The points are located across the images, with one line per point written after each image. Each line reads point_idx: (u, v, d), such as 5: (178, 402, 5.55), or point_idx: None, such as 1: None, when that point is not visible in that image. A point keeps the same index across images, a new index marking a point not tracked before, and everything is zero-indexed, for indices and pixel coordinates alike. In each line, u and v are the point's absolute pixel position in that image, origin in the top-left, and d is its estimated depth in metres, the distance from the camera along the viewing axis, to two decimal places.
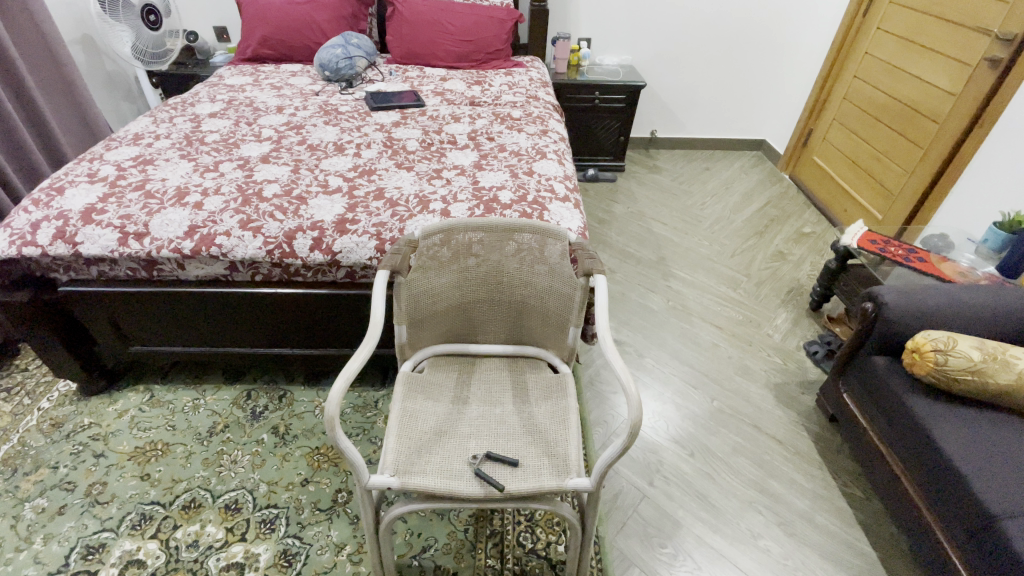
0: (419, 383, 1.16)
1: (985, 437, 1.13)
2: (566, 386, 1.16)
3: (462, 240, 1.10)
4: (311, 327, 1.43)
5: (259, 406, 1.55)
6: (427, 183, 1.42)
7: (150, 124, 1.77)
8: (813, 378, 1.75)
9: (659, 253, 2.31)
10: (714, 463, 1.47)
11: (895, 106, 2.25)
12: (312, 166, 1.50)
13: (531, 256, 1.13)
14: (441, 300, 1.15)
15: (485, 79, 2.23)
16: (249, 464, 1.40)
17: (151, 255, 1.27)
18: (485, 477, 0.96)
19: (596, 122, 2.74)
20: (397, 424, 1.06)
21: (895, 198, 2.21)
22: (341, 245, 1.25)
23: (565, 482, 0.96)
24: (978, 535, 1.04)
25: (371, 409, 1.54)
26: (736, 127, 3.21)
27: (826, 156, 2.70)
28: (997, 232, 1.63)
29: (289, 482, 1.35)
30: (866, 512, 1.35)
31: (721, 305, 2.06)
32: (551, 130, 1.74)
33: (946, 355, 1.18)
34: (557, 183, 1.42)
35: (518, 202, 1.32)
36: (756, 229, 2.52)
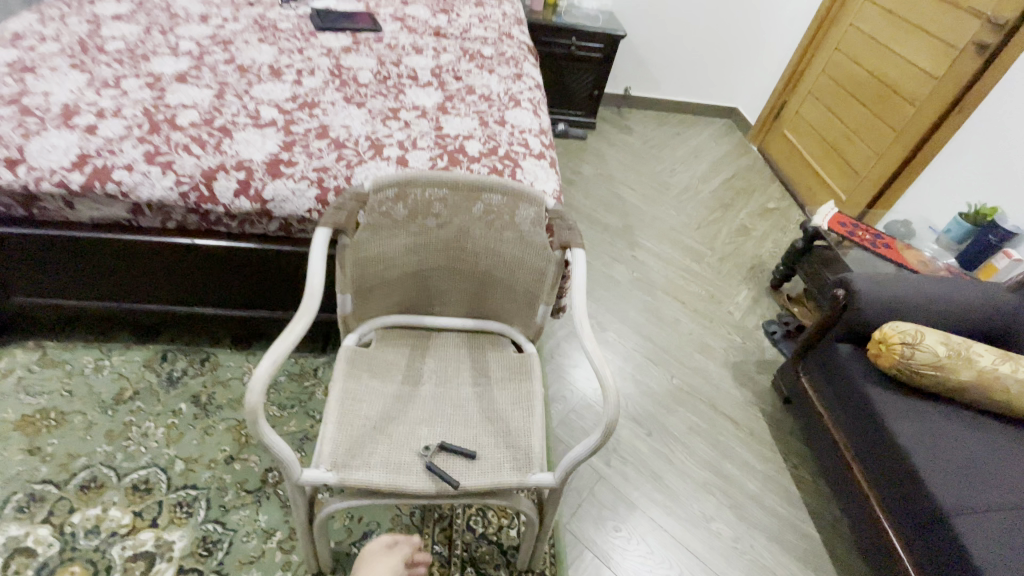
0: (364, 359, 1.01)
1: (939, 432, 1.15)
2: (531, 367, 1.06)
3: (421, 197, 0.95)
4: (238, 286, 1.24)
5: (177, 371, 1.36)
6: (380, 124, 1.21)
7: (32, 20, 1.42)
8: (770, 358, 1.75)
9: (626, 221, 2.21)
10: (671, 443, 1.44)
11: (873, 84, 2.20)
12: (241, 92, 1.25)
13: (499, 221, 0.99)
14: (393, 267, 1.00)
15: (452, 8, 1.97)
16: (164, 439, 1.22)
17: (29, 189, 1.02)
18: (438, 474, 0.85)
19: (570, 72, 2.54)
20: (336, 407, 0.92)
21: (861, 180, 2.21)
22: (273, 193, 1.05)
23: (527, 477, 0.87)
24: (925, 529, 1.06)
25: (309, 378, 1.38)
26: (710, 92, 3.10)
27: (797, 131, 2.65)
28: (962, 224, 1.65)
29: (211, 460, 1.20)
30: (812, 494, 1.38)
31: (685, 278, 2.00)
32: (525, 74, 1.55)
33: (914, 349, 1.17)
34: (531, 136, 1.26)
35: (487, 155, 1.15)
36: (723, 201, 2.46)
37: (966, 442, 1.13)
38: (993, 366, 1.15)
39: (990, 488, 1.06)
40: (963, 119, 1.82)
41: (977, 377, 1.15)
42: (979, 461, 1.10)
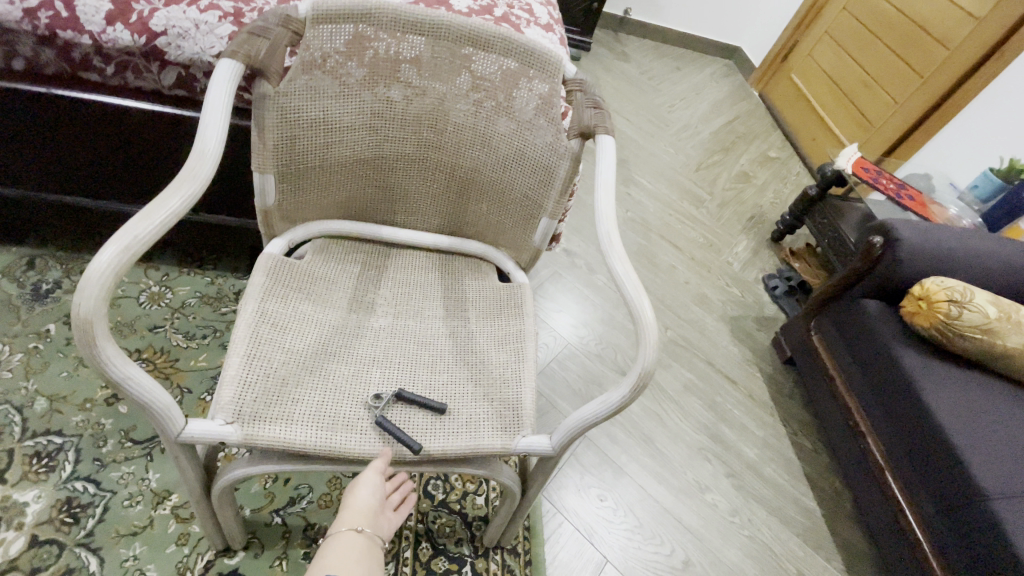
0: (295, 274, 0.73)
1: (977, 404, 1.00)
2: (522, 300, 0.81)
3: (382, 45, 0.66)
4: (129, 167, 0.92)
5: (48, 282, 1.03)
6: None
7: None
8: (769, 315, 1.58)
9: (621, 154, 1.95)
10: (664, 403, 1.25)
11: (902, 24, 1.98)
12: None
13: (491, 97, 0.71)
14: (339, 147, 0.71)
15: None
16: (22, 369, 0.91)
17: None
18: (389, 431, 0.60)
19: None
20: (248, 336, 0.64)
21: (874, 131, 2.03)
22: (163, 20, 0.75)
23: (513, 443, 0.65)
24: (956, 511, 0.92)
25: (229, 303, 1.09)
26: (715, 26, 2.80)
27: (806, 75, 2.42)
28: (992, 179, 1.52)
29: (87, 399, 0.90)
30: (812, 464, 1.24)
31: (682, 223, 1.78)
32: None
33: (962, 308, 1.00)
34: (536, 5, 0.97)
35: (480, 14, 0.86)
36: (723, 145, 2.23)
37: (1006, 417, 0.99)
38: None
39: None
40: (1002, 66, 1.66)
41: None
42: (1021, 438, 0.96)
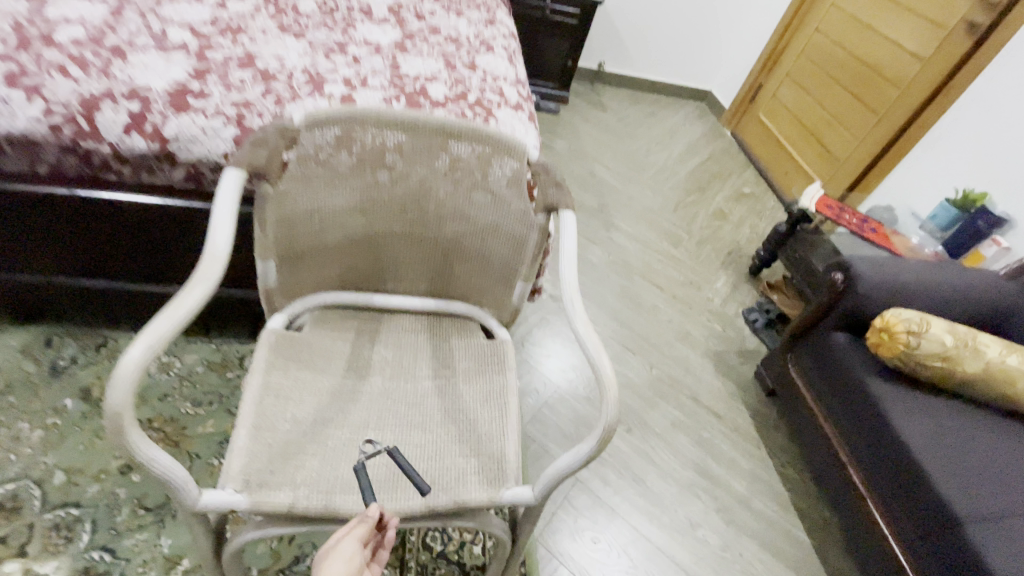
0: (294, 347, 0.80)
1: (945, 429, 1.06)
2: (505, 358, 0.88)
3: (368, 143, 0.75)
4: (140, 253, 1.00)
5: (65, 359, 1.09)
6: (322, 58, 0.99)
7: None
8: (751, 348, 1.65)
9: (601, 200, 2.06)
10: (653, 441, 1.30)
11: (855, 67, 2.13)
12: (143, 10, 0.99)
13: (468, 182, 0.80)
14: (333, 231, 0.79)
15: None
16: (41, 444, 0.97)
17: None
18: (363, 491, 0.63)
19: (544, 38, 2.35)
20: (253, 409, 0.71)
21: (839, 165, 2.14)
22: (175, 130, 0.82)
23: (499, 494, 0.70)
24: (934, 535, 0.97)
25: (233, 369, 1.15)
26: (685, 73, 2.98)
27: (773, 115, 2.57)
28: (949, 209, 1.60)
29: (102, 470, 0.96)
30: (800, 495, 1.28)
31: (663, 262, 1.87)
32: (497, 20, 1.35)
33: (919, 339, 1.07)
34: (506, 85, 1.08)
35: (455, 100, 0.96)
36: (699, 184, 2.35)
37: (970, 440, 1.05)
38: (1001, 359, 1.07)
39: (1001, 490, 0.97)
40: (949, 102, 1.77)
41: (984, 369, 1.07)
42: (988, 459, 1.02)
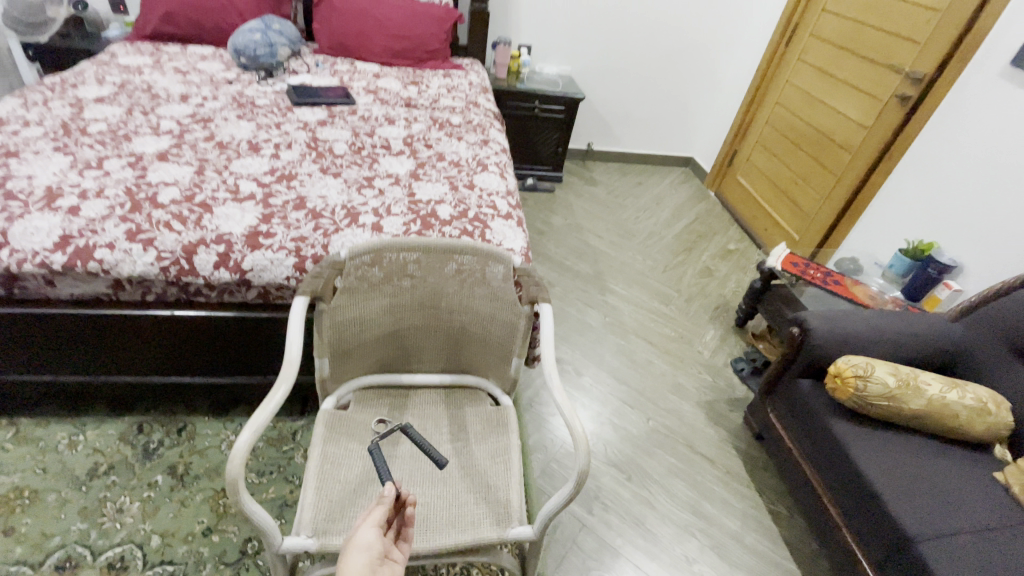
0: (343, 422, 1.03)
1: (898, 460, 1.22)
2: (508, 421, 1.09)
3: (395, 260, 1.00)
4: (219, 354, 1.26)
5: (153, 442, 1.34)
6: (356, 193, 1.29)
7: (18, 107, 1.46)
8: (740, 395, 1.81)
9: (596, 268, 2.31)
10: (651, 486, 1.46)
11: (812, 134, 2.40)
12: (220, 168, 1.31)
13: (471, 279, 1.04)
14: (370, 329, 1.04)
15: (422, 79, 2.11)
16: (140, 513, 1.20)
17: (10, 270, 1.03)
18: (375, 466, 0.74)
19: (536, 131, 2.71)
20: (316, 473, 0.93)
21: (810, 221, 2.37)
22: (252, 263, 1.10)
23: (506, 532, 0.90)
24: (895, 555, 1.10)
25: (288, 442, 1.38)
26: (668, 143, 3.30)
27: (750, 177, 2.84)
28: (903, 258, 1.80)
29: (188, 533, 1.17)
30: (790, 529, 1.41)
31: (655, 321, 2.08)
32: (491, 140, 1.68)
33: (866, 381, 1.25)
34: (498, 198, 1.37)
35: (458, 218, 1.25)
36: (686, 245, 2.59)
37: (921, 468, 1.20)
38: (942, 395, 1.24)
39: (948, 512, 1.12)
40: (894, 164, 1.98)
41: (926, 405, 1.24)
42: (938, 485, 1.17)
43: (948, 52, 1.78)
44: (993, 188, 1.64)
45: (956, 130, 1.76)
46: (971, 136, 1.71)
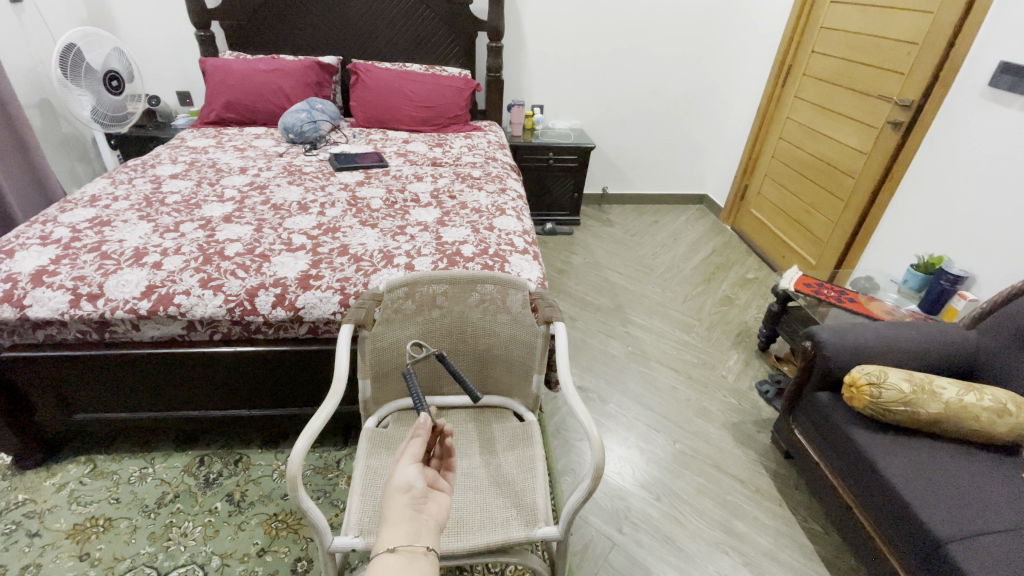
0: (383, 438, 1.14)
1: (922, 464, 1.22)
2: (532, 434, 1.18)
3: (426, 292, 1.13)
4: (273, 387, 1.40)
5: (213, 473, 1.47)
6: (391, 239, 1.47)
7: (108, 186, 1.73)
8: (767, 416, 1.83)
9: (617, 301, 2.40)
10: (680, 506, 1.49)
11: (816, 164, 2.50)
12: (275, 225, 1.52)
13: (493, 306, 1.17)
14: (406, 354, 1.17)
15: (446, 142, 2.35)
16: (201, 536, 1.31)
17: (104, 317, 1.22)
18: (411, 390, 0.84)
19: (552, 180, 2.91)
20: (361, 483, 1.04)
21: (825, 245, 2.44)
22: (304, 301, 1.26)
23: (534, 531, 0.98)
24: (928, 560, 1.09)
25: (333, 470, 1.49)
26: (680, 183, 3.46)
27: (762, 208, 2.94)
28: (916, 274, 1.84)
29: (244, 553, 1.28)
30: (826, 546, 1.40)
31: (678, 349, 2.14)
32: (508, 188, 1.87)
33: (880, 388, 1.28)
34: (516, 237, 1.52)
35: (480, 255, 1.40)
36: (704, 276, 2.67)
37: (946, 470, 1.21)
38: (959, 398, 1.26)
39: (978, 513, 1.11)
40: (896, 185, 2.06)
41: (944, 408, 1.26)
42: (965, 487, 1.17)
43: (931, 79, 1.90)
44: (993, 200, 1.70)
45: (950, 149, 1.84)
46: (964, 153, 1.79)
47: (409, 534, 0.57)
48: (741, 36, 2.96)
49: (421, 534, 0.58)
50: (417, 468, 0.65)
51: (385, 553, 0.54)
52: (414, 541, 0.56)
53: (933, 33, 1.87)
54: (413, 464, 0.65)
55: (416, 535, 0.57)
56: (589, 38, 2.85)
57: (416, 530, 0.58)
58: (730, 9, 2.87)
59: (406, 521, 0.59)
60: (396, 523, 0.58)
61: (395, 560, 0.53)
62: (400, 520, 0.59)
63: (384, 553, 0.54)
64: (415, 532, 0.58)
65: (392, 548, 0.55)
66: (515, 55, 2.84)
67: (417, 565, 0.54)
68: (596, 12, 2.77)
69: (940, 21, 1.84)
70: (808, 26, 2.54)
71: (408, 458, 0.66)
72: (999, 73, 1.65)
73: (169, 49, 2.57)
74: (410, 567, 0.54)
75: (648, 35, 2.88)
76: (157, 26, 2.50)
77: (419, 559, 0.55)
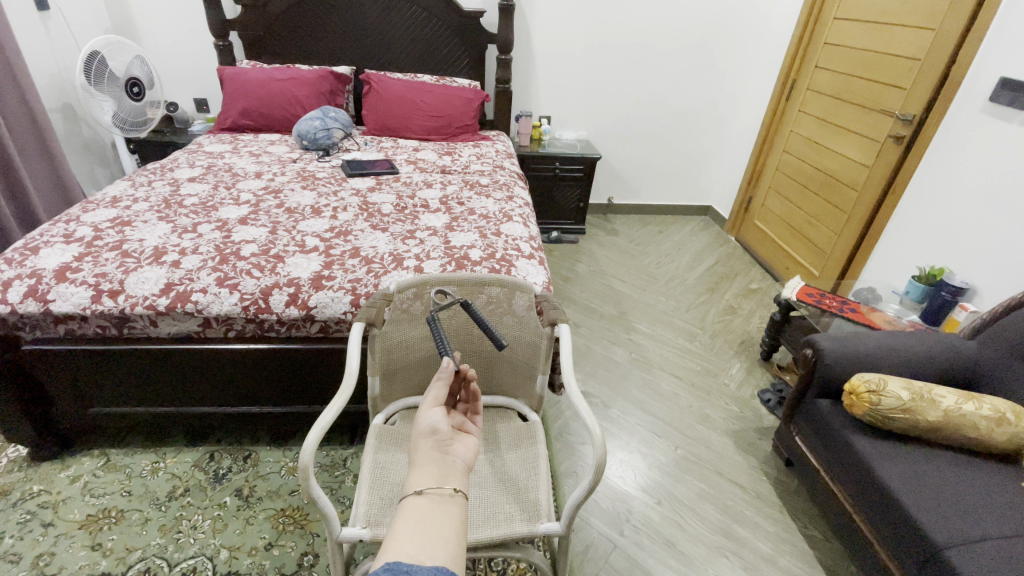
0: (390, 435, 1.17)
1: (921, 471, 1.23)
2: (536, 434, 1.20)
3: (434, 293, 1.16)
4: (284, 384, 1.44)
5: (222, 468, 1.50)
6: (401, 243, 1.51)
7: (128, 188, 1.78)
8: (768, 424, 1.85)
9: (620, 309, 2.43)
10: (681, 510, 1.50)
11: (819, 176, 2.53)
12: (289, 228, 1.56)
13: (499, 309, 1.19)
14: (414, 352, 1.19)
15: (455, 150, 2.41)
16: (210, 529, 1.34)
17: (124, 313, 1.26)
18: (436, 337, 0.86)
19: (558, 189, 2.96)
20: (369, 476, 1.07)
21: (828, 257, 2.46)
22: (316, 301, 1.30)
23: (536, 526, 1.00)
24: (927, 565, 1.10)
25: (339, 468, 1.52)
26: (685, 194, 3.49)
27: (765, 220, 2.97)
28: (917, 285, 1.87)
29: (252, 547, 1.30)
30: (825, 553, 1.41)
31: (680, 356, 2.16)
32: (516, 196, 1.91)
33: (880, 396, 1.29)
34: (523, 243, 1.56)
35: (488, 259, 1.44)
36: (708, 286, 2.69)
37: (945, 477, 1.22)
38: (958, 406, 1.28)
39: (976, 518, 1.12)
40: (897, 198, 2.09)
41: (943, 416, 1.27)
42: (963, 493, 1.18)
43: (932, 94, 1.93)
44: (993, 213, 1.72)
45: (950, 163, 1.87)
46: (964, 167, 1.82)
47: (436, 477, 0.60)
48: (746, 51, 3.02)
49: (448, 476, 0.61)
50: (440, 412, 0.69)
51: (412, 495, 0.57)
52: (441, 484, 0.59)
53: (934, 50, 1.91)
54: (437, 409, 0.70)
55: (444, 477, 0.60)
56: (597, 51, 2.91)
57: (444, 472, 0.61)
58: (735, 25, 2.93)
59: (433, 463, 0.62)
60: (424, 466, 0.62)
61: (421, 501, 0.57)
62: (427, 462, 0.62)
63: (411, 496, 0.57)
64: (443, 475, 0.61)
65: (419, 491, 0.58)
66: (523, 67, 2.90)
67: (444, 507, 0.57)
68: (603, 26, 2.83)
69: (941, 38, 1.88)
70: (813, 41, 2.58)
71: (433, 403, 0.71)
72: (999, 88, 1.68)
73: (188, 57, 2.65)
74: (437, 510, 0.56)
75: (654, 49, 2.94)
76: (177, 34, 2.58)
77: (446, 501, 0.57)
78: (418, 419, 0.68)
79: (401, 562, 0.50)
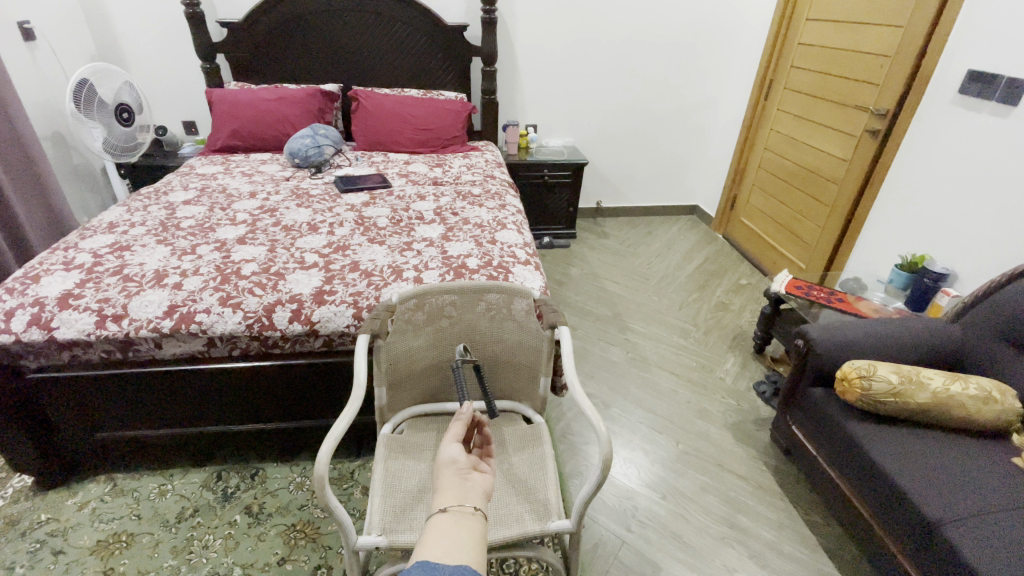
0: (399, 444, 1.19)
1: (913, 452, 1.28)
2: (541, 434, 1.23)
3: (435, 303, 1.18)
4: (292, 402, 1.46)
5: (230, 487, 1.51)
6: (398, 255, 1.54)
7: (124, 213, 1.80)
8: (765, 415, 1.89)
9: (615, 310, 2.48)
10: (685, 504, 1.54)
11: (800, 172, 2.61)
12: (287, 245, 1.59)
13: (499, 314, 1.22)
14: (418, 360, 1.22)
15: (445, 162, 2.45)
16: (222, 548, 1.34)
17: (128, 336, 1.28)
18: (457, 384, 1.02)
19: (547, 195, 3.01)
20: (381, 484, 1.09)
21: (813, 249, 2.53)
22: (319, 316, 1.32)
23: (548, 524, 1.03)
24: (925, 542, 1.14)
25: (347, 481, 1.54)
26: (672, 196, 3.56)
27: (751, 217, 3.03)
28: (901, 273, 1.93)
29: (265, 563, 1.31)
30: (828, 537, 1.45)
31: (676, 353, 2.20)
32: (508, 204, 1.95)
33: (871, 381, 1.33)
34: (518, 249, 1.60)
35: (485, 267, 1.47)
36: (699, 283, 2.74)
37: (938, 458, 1.26)
38: (945, 388, 1.33)
39: (970, 495, 1.16)
40: (876, 191, 2.16)
41: (932, 398, 1.32)
42: (955, 472, 1.22)
43: (905, 89, 2.01)
44: (969, 202, 1.79)
45: (925, 155, 1.94)
46: (942, 158, 1.88)
47: (458, 497, 0.64)
48: (725, 53, 3.10)
49: (469, 497, 0.64)
50: (459, 446, 0.74)
51: (438, 513, 0.61)
52: (463, 502, 0.63)
53: (904, 47, 1.98)
54: (456, 444, 0.75)
55: (465, 497, 0.64)
56: (578, 59, 2.97)
57: (465, 494, 0.65)
58: (711, 30, 3.02)
59: (455, 486, 0.66)
60: (447, 489, 0.65)
61: (446, 518, 0.60)
62: (449, 486, 0.66)
63: (439, 513, 0.61)
64: (464, 495, 0.65)
65: (444, 509, 0.62)
66: (508, 77, 2.96)
67: (467, 522, 0.60)
68: (585, 35, 2.90)
69: (910, 36, 1.96)
70: (787, 42, 2.66)
71: (452, 438, 0.76)
72: (969, 81, 1.76)
73: (176, 82, 2.67)
74: (461, 523, 0.60)
75: (636, 54, 3.01)
76: (164, 59, 2.60)
77: (469, 517, 0.61)
78: (441, 452, 0.73)
79: (429, 562, 0.54)
